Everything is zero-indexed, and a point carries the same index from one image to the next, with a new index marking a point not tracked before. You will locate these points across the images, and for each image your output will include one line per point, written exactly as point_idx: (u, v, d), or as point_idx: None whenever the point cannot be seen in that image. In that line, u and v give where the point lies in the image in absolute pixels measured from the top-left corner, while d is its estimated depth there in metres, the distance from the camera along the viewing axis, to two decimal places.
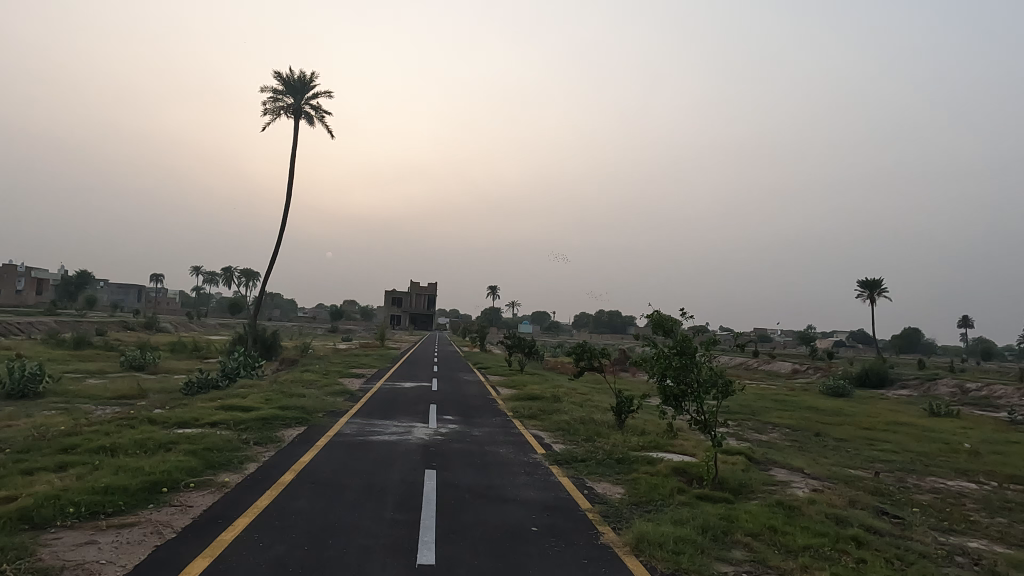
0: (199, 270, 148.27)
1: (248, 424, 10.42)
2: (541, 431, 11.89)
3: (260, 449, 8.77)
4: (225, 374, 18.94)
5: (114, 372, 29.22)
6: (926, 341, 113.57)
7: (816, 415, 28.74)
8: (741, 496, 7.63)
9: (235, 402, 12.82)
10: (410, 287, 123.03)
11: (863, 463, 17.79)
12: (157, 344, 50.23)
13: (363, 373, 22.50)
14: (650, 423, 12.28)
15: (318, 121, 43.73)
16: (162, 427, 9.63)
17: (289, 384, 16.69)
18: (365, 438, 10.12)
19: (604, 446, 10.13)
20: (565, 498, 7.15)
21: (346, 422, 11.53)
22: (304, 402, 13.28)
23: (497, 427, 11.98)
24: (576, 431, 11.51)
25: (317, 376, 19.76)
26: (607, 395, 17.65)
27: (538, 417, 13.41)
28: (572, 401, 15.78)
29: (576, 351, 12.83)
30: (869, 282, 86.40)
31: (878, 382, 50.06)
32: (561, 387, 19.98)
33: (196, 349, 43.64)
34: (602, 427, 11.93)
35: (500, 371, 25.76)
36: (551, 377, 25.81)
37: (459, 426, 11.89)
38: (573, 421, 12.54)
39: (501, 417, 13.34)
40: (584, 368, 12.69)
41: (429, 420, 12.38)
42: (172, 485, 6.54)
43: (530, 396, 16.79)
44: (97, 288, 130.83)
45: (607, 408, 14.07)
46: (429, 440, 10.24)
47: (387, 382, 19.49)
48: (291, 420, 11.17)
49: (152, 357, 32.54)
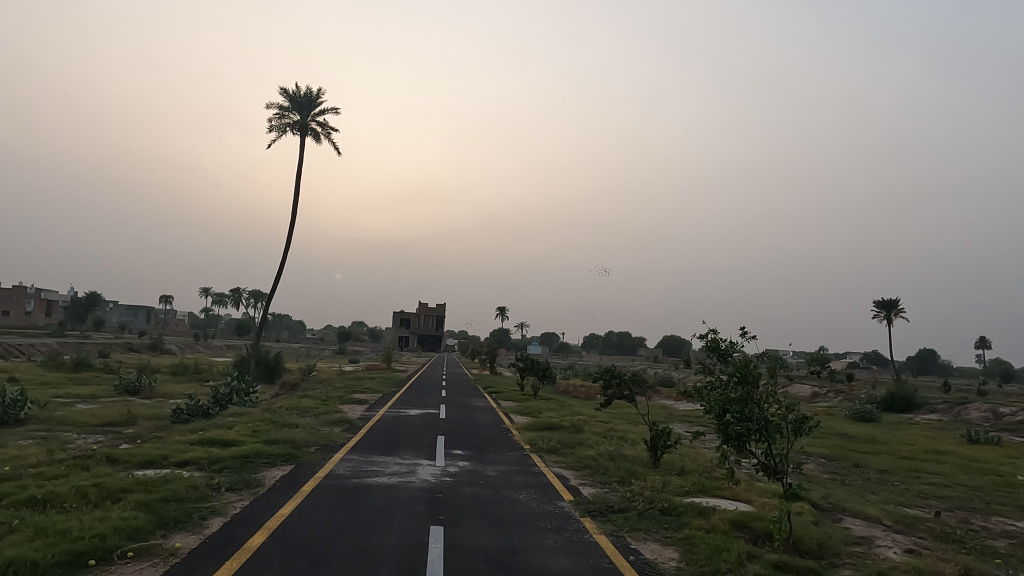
0: (208, 292, 148.03)
1: (226, 464, 8.92)
2: (564, 469, 10.34)
3: (231, 498, 7.27)
4: (216, 402, 17.48)
5: (107, 397, 27.87)
6: (944, 363, 110.73)
7: (850, 443, 26.88)
8: (828, 565, 6.07)
9: (217, 435, 11.34)
10: (418, 309, 121.96)
11: (917, 500, 16.00)
12: (159, 366, 49.00)
13: (367, 398, 20.99)
14: (689, 460, 10.69)
15: (324, 138, 42.87)
16: (121, 469, 8.16)
17: (283, 413, 15.19)
18: (359, 481, 8.57)
19: (643, 491, 8.56)
20: (608, 570, 5.59)
21: (339, 459, 10.00)
22: (295, 435, 11.78)
23: (513, 466, 10.43)
24: (607, 470, 9.96)
25: (316, 402, 18.27)
26: (632, 425, 16.02)
27: (560, 451, 11.85)
28: (595, 433, 14.19)
29: (604, 376, 11.25)
30: (886, 302, 84.41)
31: (903, 407, 47.93)
32: (581, 415, 18.36)
33: (197, 371, 42.32)
34: (635, 465, 10.37)
35: (513, 396, 24.09)
36: (567, 402, 24.17)
37: (471, 464, 10.33)
38: (601, 457, 10.97)
39: (518, 452, 11.79)
40: (613, 396, 11.15)
41: (436, 456, 10.83)
42: (101, 557, 5.06)
43: (548, 426, 15.20)
44: (105, 310, 130.61)
45: (636, 441, 12.46)
46: (436, 484, 8.70)
47: (391, 409, 17.92)
48: (276, 457, 9.68)
49: (149, 381, 31.23)
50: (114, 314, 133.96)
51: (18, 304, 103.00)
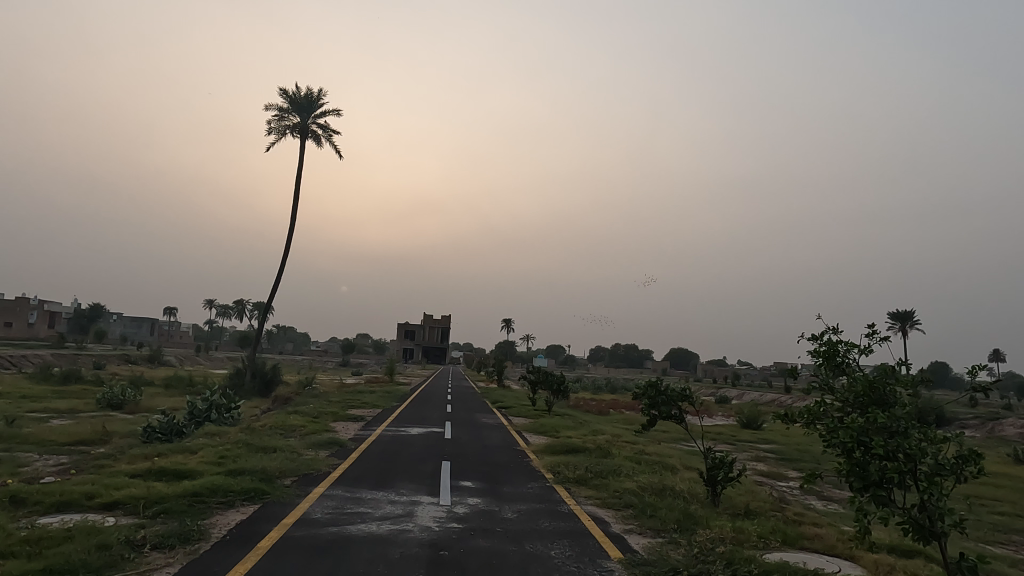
0: (212, 303, 146.58)
1: (167, 505, 6.83)
2: (600, 509, 8.24)
3: (154, 563, 5.19)
4: (192, 420, 15.43)
5: (87, 412, 25.83)
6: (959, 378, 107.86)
7: None
8: None
9: (173, 463, 9.27)
10: (422, 321, 120.28)
11: (997, 535, 13.82)
12: (153, 379, 47.09)
13: (365, 415, 18.89)
14: (754, 502, 8.58)
15: (326, 141, 41.16)
16: (17, 518, 6.08)
17: (264, 433, 13.11)
18: (338, 531, 6.48)
19: (715, 545, 6.46)
20: None
21: (318, 496, 7.92)
22: (270, 462, 9.71)
23: (538, 504, 8.36)
24: (656, 511, 7.90)
25: (306, 420, 16.19)
26: (666, 450, 13.90)
27: (592, 483, 9.77)
28: (627, 458, 12.08)
29: (648, 391, 9.20)
30: (902, 313, 82.14)
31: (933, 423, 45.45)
32: (604, 436, 16.23)
33: (190, 384, 40.28)
34: (690, 503, 8.31)
35: (524, 412, 21.94)
36: (584, 420, 22.07)
37: (483, 502, 8.24)
38: (644, 493, 8.88)
39: (540, 483, 9.72)
40: (657, 418, 9.09)
41: (441, 490, 8.77)
42: None
43: (570, 449, 13.09)
44: (109, 322, 129.13)
45: (680, 473, 10.37)
46: (438, 533, 6.61)
47: (390, 427, 15.81)
48: (238, 494, 7.61)
49: (135, 394, 29.25)
50: (118, 326, 132.45)
51: (20, 316, 101.36)
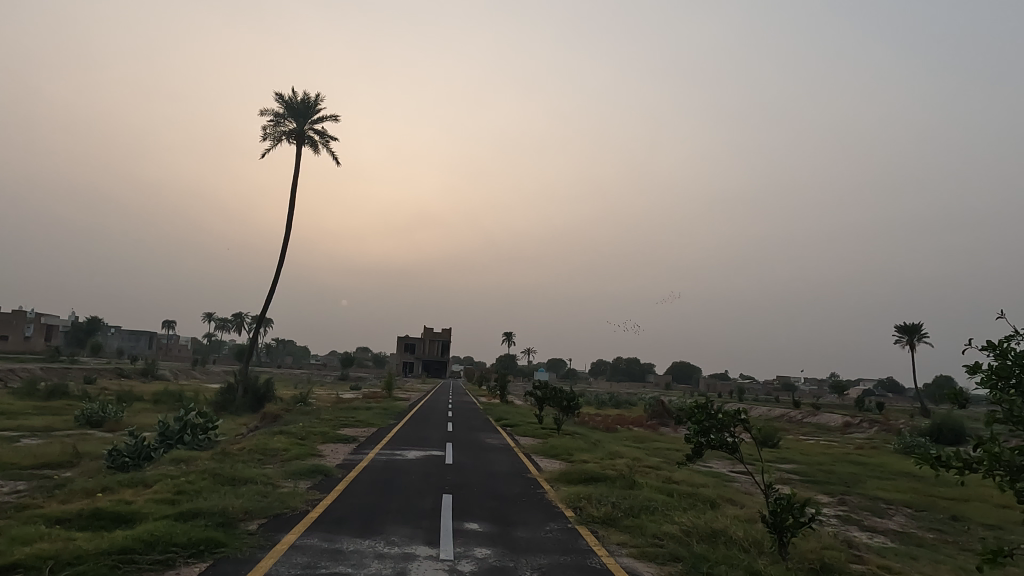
0: (212, 317, 145.23)
1: (80, 570, 5.17)
2: (639, 563, 6.59)
3: None
4: (164, 443, 13.75)
5: (63, 430, 24.09)
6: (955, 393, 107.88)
7: (924, 487, 22.90)
8: None
9: (118, 502, 7.61)
10: (422, 334, 118.88)
11: None
12: (143, 394, 45.30)
13: (358, 435, 17.20)
14: (829, 553, 6.94)
15: (323, 147, 39.82)
16: None
17: (239, 459, 11.46)
18: None
19: None
20: None
21: (286, 550, 6.25)
22: (236, 498, 8.06)
23: (564, 556, 6.69)
24: (715, 568, 6.23)
25: (292, 441, 14.55)
26: (696, 480, 12.25)
27: (623, 525, 8.11)
28: (657, 492, 10.41)
29: (698, 416, 7.52)
30: (908, 327, 81.16)
31: (953, 439, 43.61)
32: (623, 461, 14.57)
33: (179, 399, 38.51)
34: (753, 556, 6.66)
35: (531, 431, 20.26)
36: (596, 440, 20.39)
37: (494, 554, 6.58)
38: (691, 540, 7.24)
39: (562, 525, 8.06)
40: (708, 446, 7.45)
41: (442, 538, 7.10)
42: None
43: (589, 478, 11.44)
44: (107, 335, 127.72)
45: (725, 513, 8.73)
46: None
47: (384, 451, 14.13)
48: (184, 548, 5.94)
49: (117, 411, 27.51)
50: (116, 339, 130.83)
51: (18, 329, 99.88)
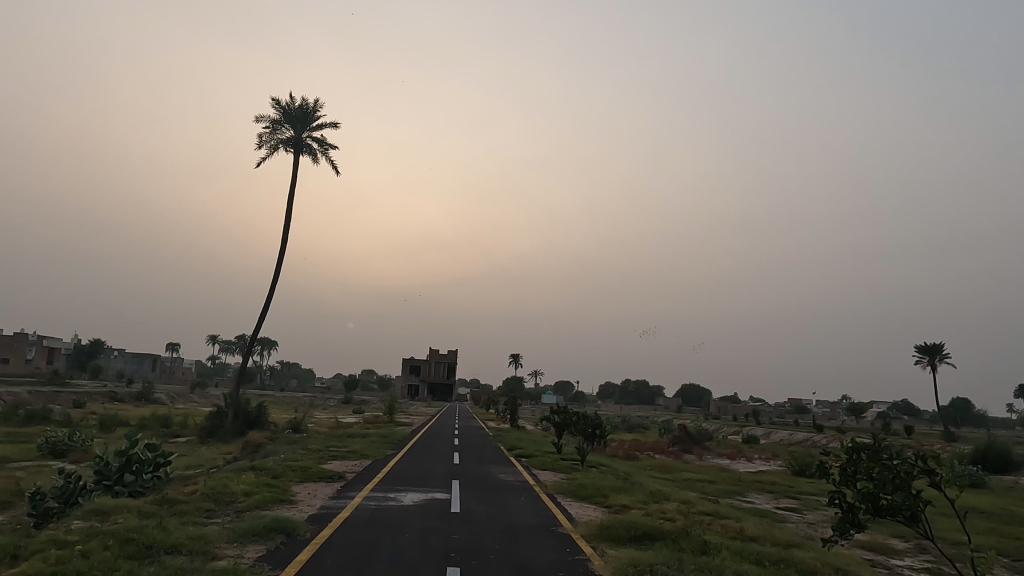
0: (215, 339, 142.81)
1: None
2: None
3: None
4: (97, 487, 10.94)
5: (19, 461, 21.19)
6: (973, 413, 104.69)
7: (1004, 528, 19.77)
8: None
9: None
10: (429, 356, 116.28)
11: None
12: (130, 419, 42.35)
13: (347, 471, 14.38)
14: None
15: (322, 156, 37.50)
16: None
17: (180, 511, 8.66)
18: None
19: None
20: None
21: None
22: None
23: None
24: None
25: (263, 481, 11.75)
26: (779, 537, 9.36)
27: None
28: (744, 559, 7.57)
29: (865, 466, 4.60)
30: (929, 346, 78.08)
31: (999, 465, 40.30)
32: (673, 506, 11.67)
33: (163, 424, 35.62)
34: None
35: (551, 463, 17.36)
36: (626, 474, 17.55)
37: None
38: None
39: None
40: (890, 511, 4.45)
41: None
42: None
43: (642, 535, 8.56)
44: (109, 358, 125.20)
45: None
46: None
47: (371, 495, 11.20)
48: None
49: (86, 439, 24.58)
50: (117, 361, 128.07)
51: (19, 352, 97.13)
